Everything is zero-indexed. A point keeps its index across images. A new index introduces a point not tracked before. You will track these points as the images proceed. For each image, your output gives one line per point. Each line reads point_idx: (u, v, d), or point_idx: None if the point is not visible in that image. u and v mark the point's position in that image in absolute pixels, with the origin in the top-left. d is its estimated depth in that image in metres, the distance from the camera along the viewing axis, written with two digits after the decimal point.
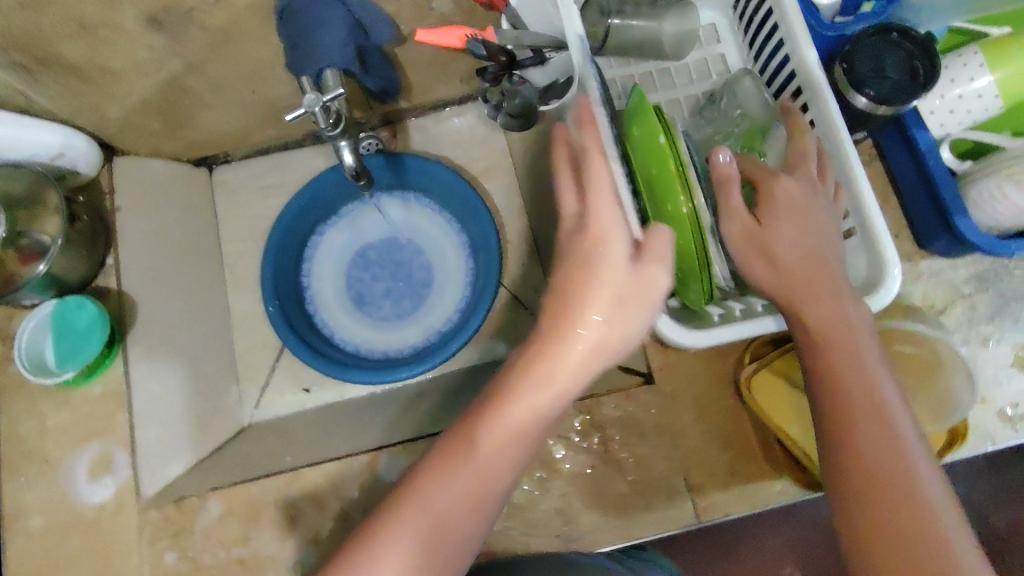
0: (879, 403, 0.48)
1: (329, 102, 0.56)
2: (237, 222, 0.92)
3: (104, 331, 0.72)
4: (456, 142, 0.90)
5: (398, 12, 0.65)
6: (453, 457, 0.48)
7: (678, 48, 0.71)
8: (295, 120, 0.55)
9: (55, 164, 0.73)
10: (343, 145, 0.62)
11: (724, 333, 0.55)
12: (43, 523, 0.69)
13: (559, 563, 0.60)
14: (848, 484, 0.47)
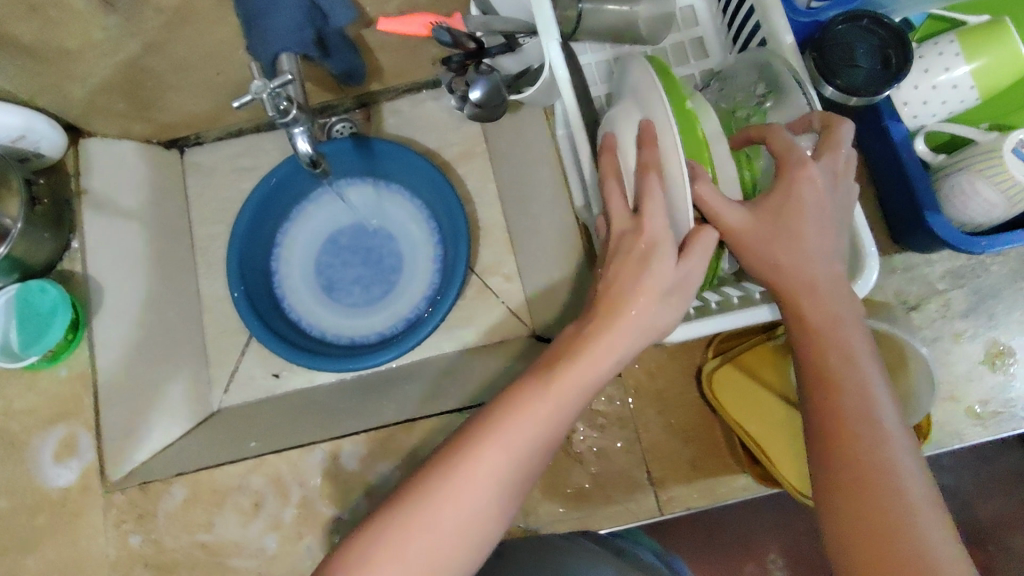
0: (863, 388, 0.47)
1: (277, 88, 0.56)
2: (209, 206, 0.91)
3: (67, 314, 0.72)
4: (431, 127, 0.89)
5: None
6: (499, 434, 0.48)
7: (655, 32, 0.68)
8: (243, 106, 0.56)
9: (17, 147, 0.73)
10: (298, 132, 0.61)
11: (709, 324, 0.54)
12: (8, 505, 0.69)
13: (541, 554, 0.60)
14: (836, 481, 0.45)
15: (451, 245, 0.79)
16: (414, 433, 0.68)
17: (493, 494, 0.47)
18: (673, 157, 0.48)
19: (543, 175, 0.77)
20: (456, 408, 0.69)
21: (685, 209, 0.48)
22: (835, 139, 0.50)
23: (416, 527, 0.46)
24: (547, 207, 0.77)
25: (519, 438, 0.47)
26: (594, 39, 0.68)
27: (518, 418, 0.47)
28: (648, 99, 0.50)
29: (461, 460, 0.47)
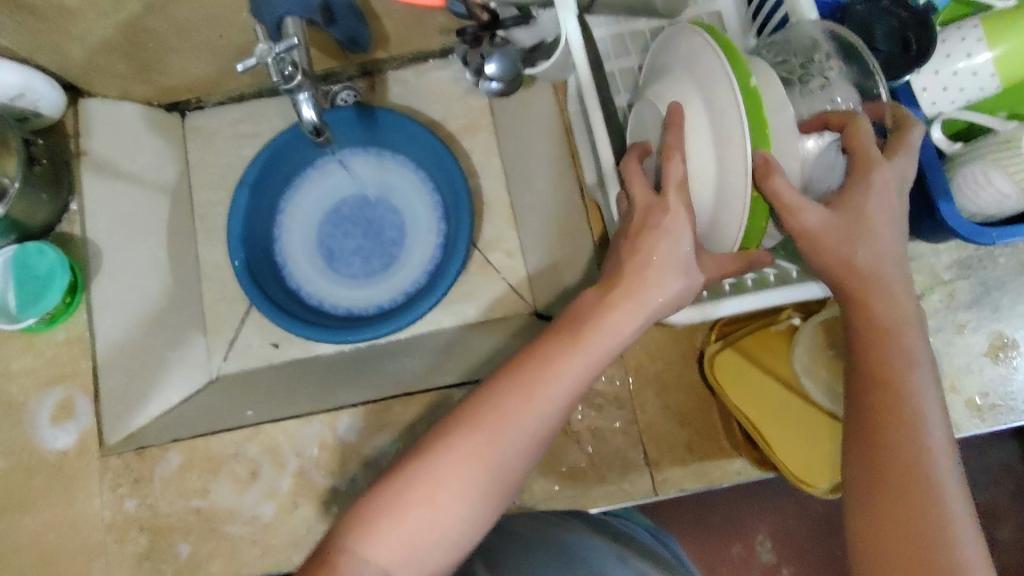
0: (909, 390, 0.45)
1: (282, 53, 0.55)
2: (209, 171, 0.90)
3: (66, 276, 0.71)
4: (436, 98, 0.88)
5: None
6: (528, 382, 0.47)
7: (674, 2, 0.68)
8: (246, 71, 0.54)
9: (16, 106, 0.72)
10: (303, 98, 0.60)
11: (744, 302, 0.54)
12: (5, 465, 0.69)
13: (533, 541, 0.58)
14: (880, 484, 0.44)
15: (452, 218, 0.79)
16: (411, 406, 0.68)
17: (514, 462, 0.47)
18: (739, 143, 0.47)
19: (548, 151, 0.76)
20: (455, 382, 0.69)
21: (738, 210, 0.49)
22: (906, 142, 0.49)
23: (455, 458, 0.45)
24: (554, 185, 0.76)
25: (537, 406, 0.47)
26: (611, 11, 0.71)
27: (535, 384, 0.47)
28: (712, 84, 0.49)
29: (492, 402, 0.47)
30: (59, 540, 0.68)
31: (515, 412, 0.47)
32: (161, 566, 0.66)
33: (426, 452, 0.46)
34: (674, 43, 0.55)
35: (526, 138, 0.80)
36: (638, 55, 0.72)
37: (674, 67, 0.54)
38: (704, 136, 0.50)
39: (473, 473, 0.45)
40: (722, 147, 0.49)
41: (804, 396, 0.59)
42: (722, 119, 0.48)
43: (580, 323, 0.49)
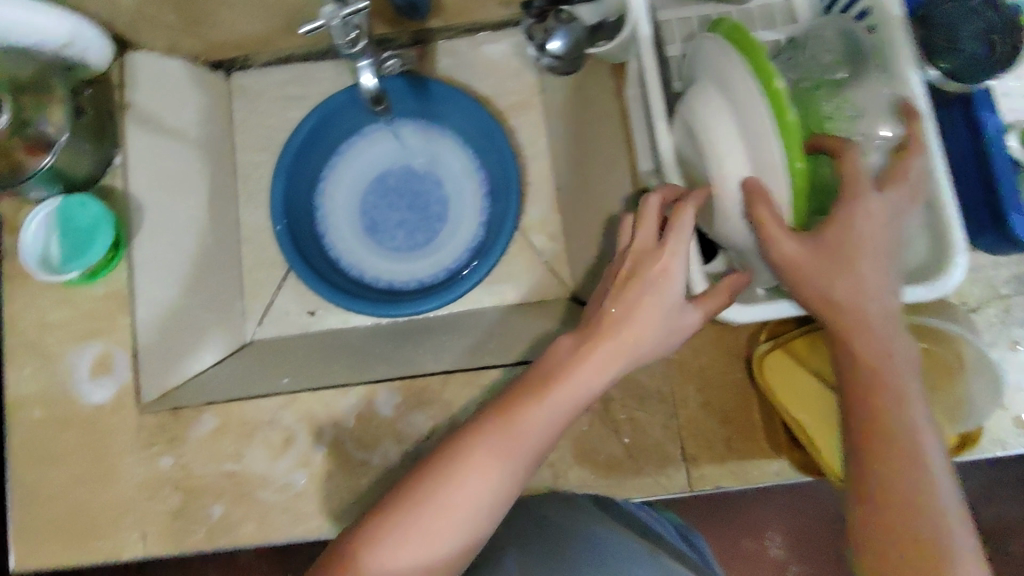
0: (900, 394, 0.45)
1: (348, 17, 0.53)
2: (253, 133, 0.89)
3: (106, 233, 0.70)
4: (488, 72, 0.86)
5: None
6: (497, 437, 0.48)
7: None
8: (312, 33, 0.53)
9: (63, 54, 0.70)
10: (365, 66, 0.59)
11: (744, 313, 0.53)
12: (42, 415, 0.70)
13: (555, 532, 0.57)
14: (863, 489, 0.45)
15: (500, 197, 0.78)
16: (450, 384, 0.68)
17: (489, 515, 0.47)
18: (767, 144, 0.46)
19: (598, 133, 0.75)
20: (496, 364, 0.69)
21: (782, 197, 0.46)
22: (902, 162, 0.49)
23: (433, 518, 0.46)
24: (603, 170, 0.75)
25: (467, 510, 0.46)
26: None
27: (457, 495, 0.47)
28: (739, 93, 0.48)
29: (464, 461, 0.47)
30: (92, 494, 0.68)
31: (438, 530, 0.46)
32: (193, 527, 0.67)
33: (404, 513, 0.46)
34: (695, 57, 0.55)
35: (577, 118, 0.79)
36: None
37: (697, 80, 0.54)
38: (734, 142, 0.49)
39: (452, 531, 0.46)
40: (757, 156, 0.47)
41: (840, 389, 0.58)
42: (745, 113, 0.47)
43: (506, 408, 0.49)
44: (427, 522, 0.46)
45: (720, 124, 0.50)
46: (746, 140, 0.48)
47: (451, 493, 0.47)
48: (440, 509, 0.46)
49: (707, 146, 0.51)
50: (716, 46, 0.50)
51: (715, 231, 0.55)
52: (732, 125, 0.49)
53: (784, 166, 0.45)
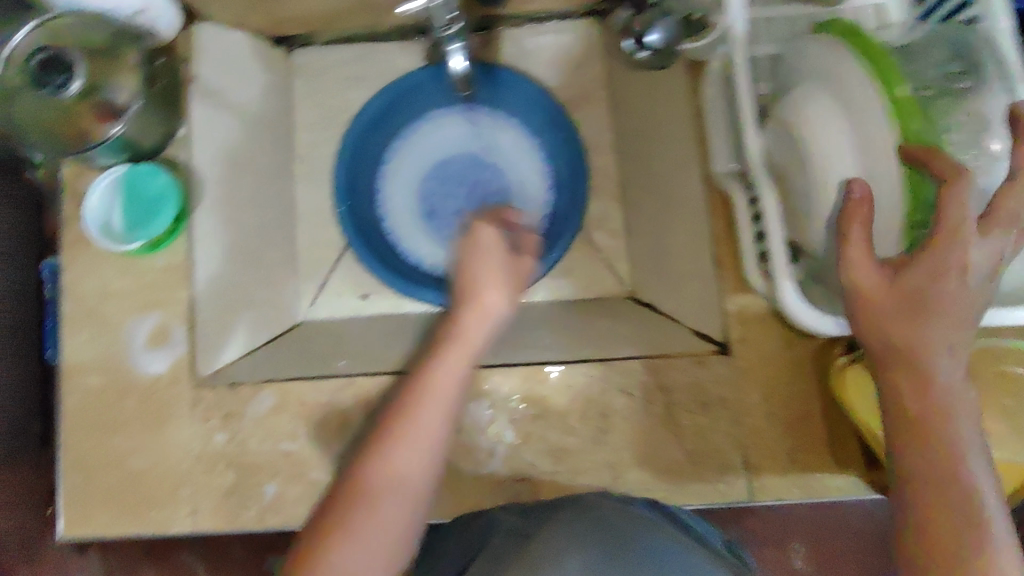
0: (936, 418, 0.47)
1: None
2: (313, 111, 0.88)
3: (174, 203, 0.70)
4: (553, 62, 0.85)
5: None
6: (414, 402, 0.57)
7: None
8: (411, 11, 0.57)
9: (134, 23, 0.70)
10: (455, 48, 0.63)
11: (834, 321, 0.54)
12: (100, 381, 0.70)
13: (613, 535, 0.55)
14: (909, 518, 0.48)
15: (568, 192, 0.79)
16: (509, 376, 0.69)
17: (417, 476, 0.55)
18: (878, 146, 0.47)
19: (669, 133, 0.74)
20: (558, 360, 0.70)
21: (894, 195, 0.48)
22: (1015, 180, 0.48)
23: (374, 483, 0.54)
24: (674, 170, 0.74)
25: (400, 471, 0.55)
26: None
27: (411, 431, 0.56)
28: (851, 96, 0.49)
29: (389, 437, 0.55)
30: (146, 464, 0.68)
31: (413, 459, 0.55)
32: (246, 502, 0.67)
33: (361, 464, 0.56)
34: (795, 62, 0.56)
35: (647, 115, 0.78)
36: None
37: (796, 85, 0.55)
38: (840, 142, 0.50)
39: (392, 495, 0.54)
40: (864, 157, 0.48)
41: None
42: (859, 117, 0.49)
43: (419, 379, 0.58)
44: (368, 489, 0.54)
45: (828, 127, 0.51)
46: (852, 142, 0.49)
47: (383, 467, 0.54)
48: (380, 473, 0.54)
49: (810, 147, 0.52)
50: (829, 48, 0.52)
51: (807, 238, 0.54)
52: (842, 127, 0.50)
53: (894, 165, 0.47)
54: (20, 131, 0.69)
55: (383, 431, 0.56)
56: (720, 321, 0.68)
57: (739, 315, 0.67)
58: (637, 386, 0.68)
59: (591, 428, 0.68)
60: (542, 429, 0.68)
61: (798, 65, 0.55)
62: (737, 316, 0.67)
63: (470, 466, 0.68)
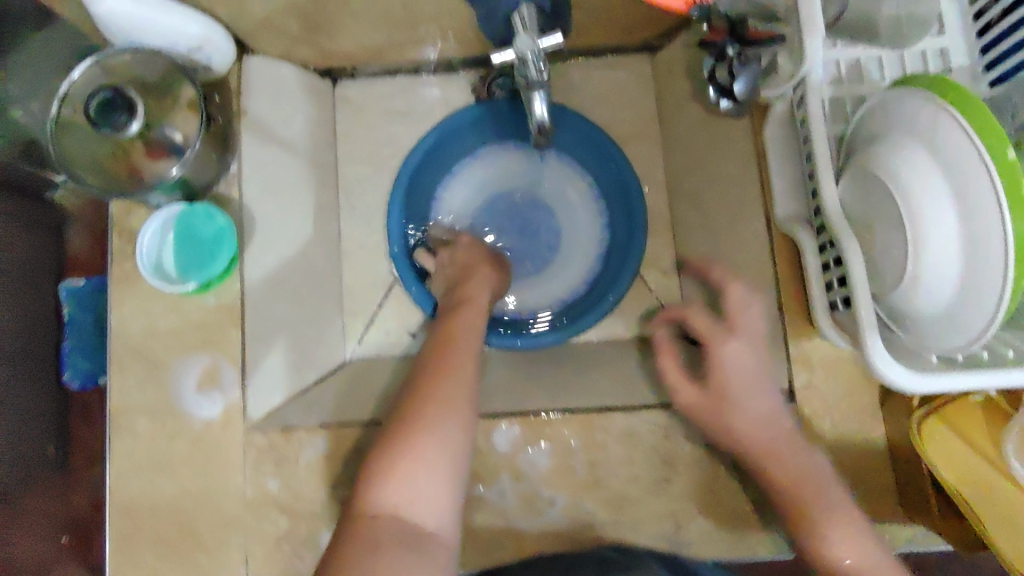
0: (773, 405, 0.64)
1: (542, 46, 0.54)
2: (357, 145, 0.88)
3: (230, 248, 0.68)
4: (602, 98, 0.89)
5: None
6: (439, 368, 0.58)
7: (906, 30, 0.66)
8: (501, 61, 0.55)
9: (192, 58, 0.69)
10: (536, 94, 0.59)
11: (944, 382, 0.53)
12: (148, 425, 0.68)
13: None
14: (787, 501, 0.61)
15: (622, 241, 0.81)
16: (570, 423, 0.68)
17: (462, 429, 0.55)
18: (991, 214, 0.46)
19: (727, 174, 0.73)
20: (619, 408, 0.68)
21: (1000, 280, 0.47)
22: None
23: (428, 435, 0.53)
24: (732, 212, 0.73)
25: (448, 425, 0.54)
26: (847, 36, 0.68)
27: (448, 390, 0.56)
28: (959, 161, 0.48)
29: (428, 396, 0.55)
30: (197, 510, 0.66)
31: (443, 406, 0.55)
32: (301, 550, 0.66)
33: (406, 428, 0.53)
34: (889, 115, 0.54)
35: (701, 154, 0.78)
36: (867, 83, 0.68)
37: (892, 139, 0.53)
38: (944, 206, 0.49)
39: (444, 446, 0.53)
40: (974, 225, 0.47)
41: (1002, 469, 0.58)
42: (967, 185, 0.48)
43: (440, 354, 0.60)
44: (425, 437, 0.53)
45: (931, 191, 0.50)
46: (958, 209, 0.48)
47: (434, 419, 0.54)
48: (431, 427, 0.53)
49: (909, 210, 0.51)
50: (932, 107, 0.50)
51: (896, 299, 0.54)
52: (947, 190, 0.49)
53: (1010, 236, 0.45)
54: (67, 168, 0.64)
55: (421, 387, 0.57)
56: (785, 367, 0.68)
57: (803, 360, 0.67)
58: (699, 433, 0.67)
59: (653, 477, 0.66)
60: (604, 476, 0.67)
61: (887, 126, 0.54)
62: (802, 361, 0.67)
63: (530, 514, 0.67)
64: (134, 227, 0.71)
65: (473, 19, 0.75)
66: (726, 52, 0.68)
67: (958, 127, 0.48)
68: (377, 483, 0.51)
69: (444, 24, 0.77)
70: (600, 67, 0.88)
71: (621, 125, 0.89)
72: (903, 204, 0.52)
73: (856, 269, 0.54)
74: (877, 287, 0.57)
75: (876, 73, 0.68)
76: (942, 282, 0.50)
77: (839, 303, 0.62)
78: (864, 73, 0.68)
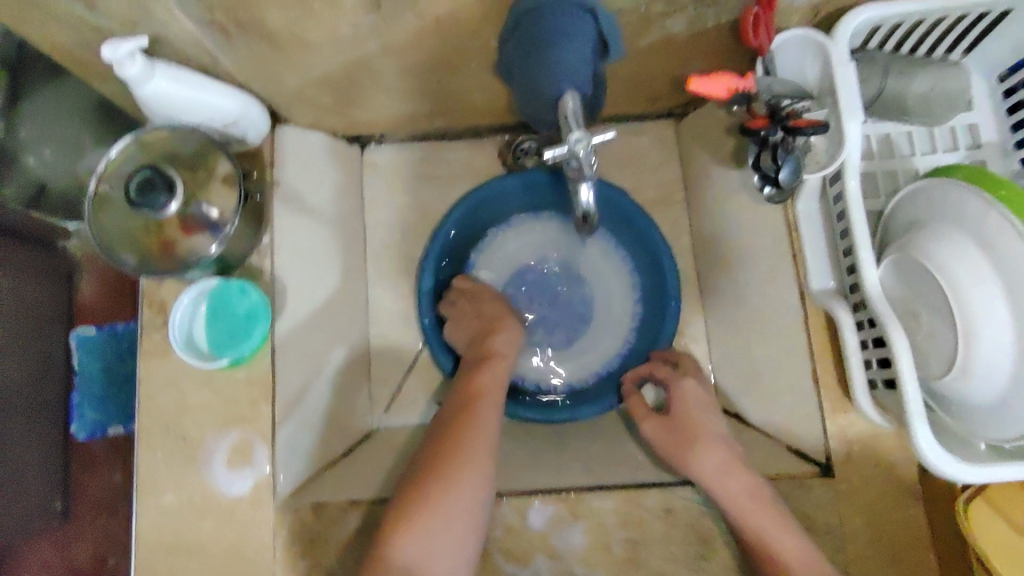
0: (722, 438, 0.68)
1: (592, 142, 0.56)
2: (384, 210, 0.88)
3: (266, 325, 0.68)
4: (627, 164, 0.90)
5: (626, 12, 0.61)
6: (460, 421, 0.64)
7: (937, 108, 0.67)
8: (554, 156, 0.57)
9: (226, 131, 0.69)
10: (585, 183, 0.62)
11: (1000, 473, 0.51)
12: (176, 501, 0.66)
13: None
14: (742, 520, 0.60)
15: (654, 311, 0.83)
16: (606, 499, 0.67)
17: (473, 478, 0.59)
18: None
19: (757, 245, 0.73)
20: (654, 483, 0.67)
21: None
22: None
23: (439, 484, 0.58)
24: (764, 283, 0.73)
25: (460, 476, 0.59)
26: (880, 114, 0.68)
27: (466, 441, 0.62)
28: (1013, 258, 0.48)
29: (449, 450, 0.61)
30: None
31: (468, 467, 0.59)
32: None
33: (426, 476, 0.59)
34: (933, 203, 0.55)
35: (728, 223, 0.78)
36: (899, 159, 0.68)
37: (937, 226, 0.54)
38: (996, 300, 0.49)
39: (452, 492, 0.58)
40: None
41: None
42: (1019, 280, 0.48)
43: (464, 410, 0.66)
44: (434, 487, 0.58)
45: (981, 283, 0.50)
46: (1009, 304, 0.49)
47: (450, 470, 0.59)
48: (442, 479, 0.58)
49: (958, 301, 0.51)
50: (979, 201, 0.51)
51: (946, 387, 0.54)
52: (1001, 285, 0.49)
53: None
54: (104, 244, 0.65)
55: (445, 441, 0.62)
56: (821, 442, 0.66)
57: (841, 435, 0.65)
58: None
59: (692, 557, 0.65)
60: (642, 555, 0.65)
61: (931, 217, 0.55)
62: (840, 437, 0.65)
63: None
64: (165, 297, 0.71)
65: (506, 91, 0.75)
66: (768, 138, 0.62)
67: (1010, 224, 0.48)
68: (401, 523, 0.56)
69: (476, 96, 0.78)
70: (623, 133, 0.89)
71: (645, 191, 0.90)
72: (952, 295, 0.52)
73: (903, 353, 0.53)
74: (921, 371, 0.56)
75: (907, 149, 0.68)
76: (997, 374, 0.50)
77: (878, 383, 0.62)
78: (894, 149, 0.69)
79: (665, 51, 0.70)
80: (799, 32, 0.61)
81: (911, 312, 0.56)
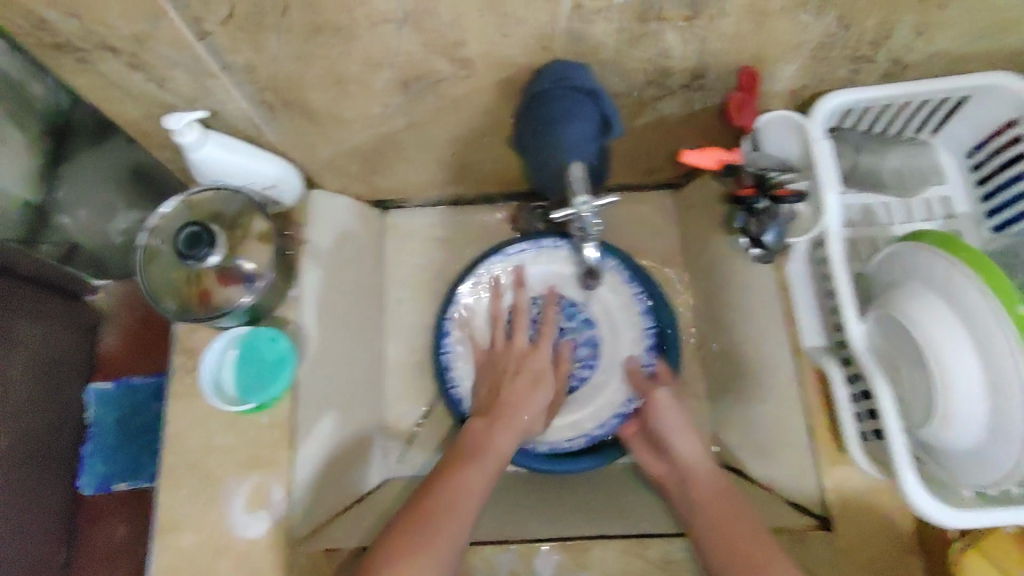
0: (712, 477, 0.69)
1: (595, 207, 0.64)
2: (402, 269, 0.95)
3: (292, 371, 0.72)
4: (630, 231, 0.97)
5: (624, 94, 0.69)
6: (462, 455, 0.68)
7: (911, 182, 0.74)
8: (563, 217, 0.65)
9: (264, 194, 0.77)
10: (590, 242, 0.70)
11: (987, 517, 0.54)
12: (195, 541, 0.69)
13: None
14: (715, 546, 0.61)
15: None
16: (609, 548, 0.68)
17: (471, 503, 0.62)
18: (1007, 356, 0.51)
19: (751, 303, 0.78)
20: (657, 534, 0.69)
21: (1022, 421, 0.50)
22: None
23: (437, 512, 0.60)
24: (756, 340, 0.77)
25: (463, 504, 0.62)
26: (859, 187, 0.75)
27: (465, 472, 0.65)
28: (975, 312, 0.53)
29: (446, 482, 0.64)
30: None
31: (464, 497, 0.63)
32: None
33: (421, 509, 0.61)
34: (907, 266, 0.60)
35: (724, 283, 0.84)
36: (880, 225, 0.74)
37: (910, 286, 0.59)
38: (962, 351, 0.54)
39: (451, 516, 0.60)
40: (991, 367, 0.52)
41: None
42: (983, 331, 0.53)
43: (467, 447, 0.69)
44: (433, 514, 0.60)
45: (950, 336, 0.55)
46: (974, 353, 0.53)
47: (444, 500, 0.61)
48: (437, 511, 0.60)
49: (932, 352, 0.55)
50: (944, 262, 0.56)
51: (928, 436, 0.57)
52: (965, 336, 0.54)
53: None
54: (151, 293, 0.71)
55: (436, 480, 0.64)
56: (818, 494, 0.68)
57: (836, 488, 0.67)
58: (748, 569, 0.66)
59: None
60: None
61: (906, 279, 0.60)
62: (835, 489, 0.67)
63: None
64: (197, 345, 0.76)
65: (516, 162, 0.83)
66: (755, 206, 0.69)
67: (971, 282, 0.54)
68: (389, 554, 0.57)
69: (490, 167, 0.85)
70: (625, 202, 0.97)
71: (647, 253, 0.96)
72: (924, 349, 0.56)
73: (885, 402, 0.57)
74: (907, 421, 0.59)
75: (886, 218, 0.74)
76: (971, 420, 0.54)
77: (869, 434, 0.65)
78: (875, 217, 0.74)
79: (660, 130, 0.78)
80: (779, 114, 0.69)
81: (893, 367, 0.60)
